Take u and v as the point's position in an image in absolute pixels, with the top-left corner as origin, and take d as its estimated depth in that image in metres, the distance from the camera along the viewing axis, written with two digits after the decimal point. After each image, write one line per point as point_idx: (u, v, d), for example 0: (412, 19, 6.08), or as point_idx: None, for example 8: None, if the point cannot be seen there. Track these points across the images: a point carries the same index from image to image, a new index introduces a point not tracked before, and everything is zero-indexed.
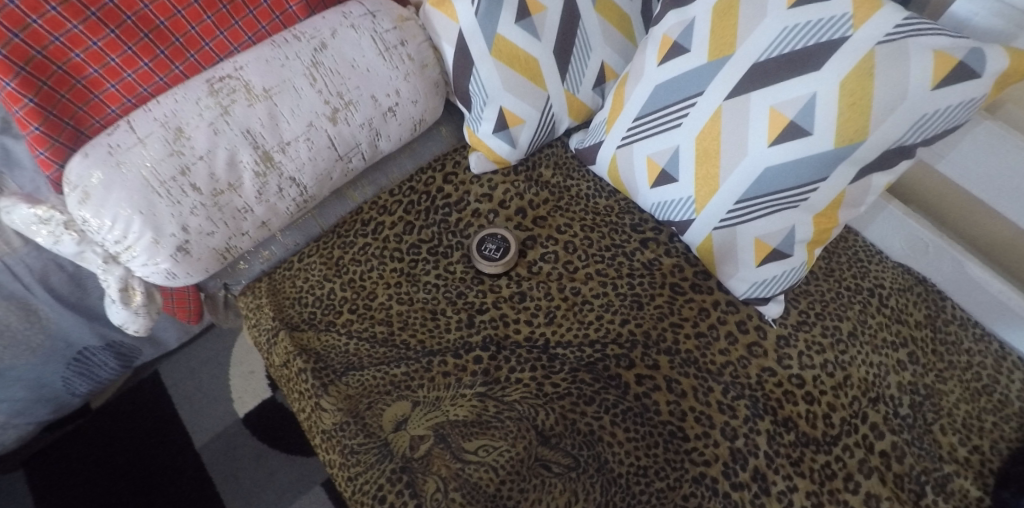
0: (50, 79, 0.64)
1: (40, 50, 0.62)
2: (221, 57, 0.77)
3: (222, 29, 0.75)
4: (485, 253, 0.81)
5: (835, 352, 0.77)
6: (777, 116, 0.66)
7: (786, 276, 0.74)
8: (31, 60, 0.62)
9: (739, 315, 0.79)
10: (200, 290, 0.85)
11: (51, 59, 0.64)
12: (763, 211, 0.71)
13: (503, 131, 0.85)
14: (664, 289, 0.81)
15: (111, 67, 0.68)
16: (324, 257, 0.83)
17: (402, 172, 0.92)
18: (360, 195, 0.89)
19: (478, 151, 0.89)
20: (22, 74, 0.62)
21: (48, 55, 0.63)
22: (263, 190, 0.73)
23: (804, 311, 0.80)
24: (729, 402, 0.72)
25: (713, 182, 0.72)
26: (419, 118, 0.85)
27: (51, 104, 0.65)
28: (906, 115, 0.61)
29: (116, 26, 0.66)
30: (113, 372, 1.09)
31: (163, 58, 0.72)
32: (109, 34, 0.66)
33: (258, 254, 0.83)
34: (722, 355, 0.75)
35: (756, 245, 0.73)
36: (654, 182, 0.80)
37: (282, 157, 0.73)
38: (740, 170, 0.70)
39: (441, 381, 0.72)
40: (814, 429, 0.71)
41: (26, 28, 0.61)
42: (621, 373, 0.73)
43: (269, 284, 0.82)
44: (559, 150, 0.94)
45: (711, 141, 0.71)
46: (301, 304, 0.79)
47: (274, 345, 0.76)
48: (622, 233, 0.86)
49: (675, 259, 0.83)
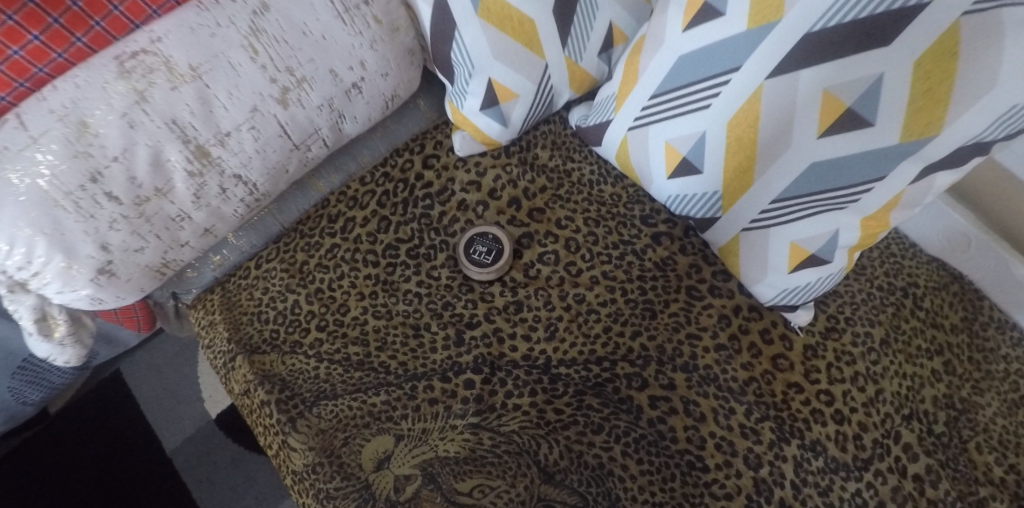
0: None
1: None
2: (139, 25, 0.60)
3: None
4: (474, 258, 0.70)
5: (866, 362, 0.69)
6: (831, 102, 0.54)
7: (820, 283, 0.65)
8: None
9: (763, 322, 0.70)
10: (147, 299, 0.73)
11: None
12: (804, 212, 0.60)
13: (493, 108, 0.72)
14: (679, 294, 0.71)
15: None
16: (285, 262, 0.71)
17: (374, 154, 0.79)
18: (327, 184, 0.76)
19: (463, 131, 0.76)
20: None
21: None
22: (201, 193, 0.60)
23: (833, 316, 0.72)
24: (753, 425, 0.64)
25: (746, 176, 0.62)
26: (391, 94, 0.71)
27: None
28: (992, 107, 0.49)
29: None
30: (68, 375, 0.95)
31: (59, 28, 0.55)
32: None
33: (208, 260, 0.71)
34: (745, 370, 0.67)
35: (791, 249, 0.63)
36: (671, 172, 0.68)
37: (221, 151, 0.59)
38: (781, 163, 0.59)
39: (428, 410, 0.63)
40: (844, 454, 0.64)
41: None
42: (632, 396, 0.65)
43: (222, 297, 0.70)
44: (557, 127, 0.81)
45: (746, 128, 0.59)
46: (260, 320, 0.68)
47: (232, 370, 0.66)
48: (631, 227, 0.75)
49: (691, 258, 0.73)
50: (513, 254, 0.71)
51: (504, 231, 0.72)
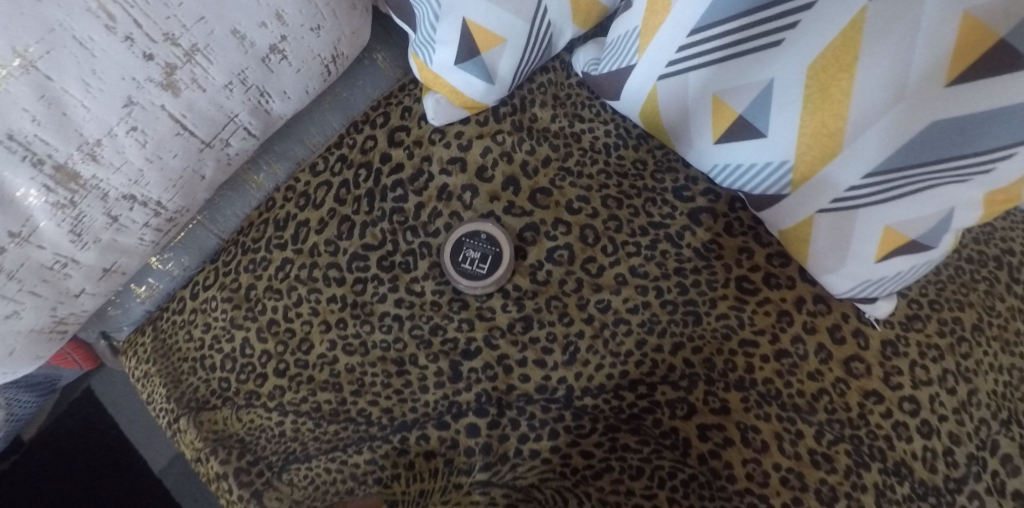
0: None
1: None
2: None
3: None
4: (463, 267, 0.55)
5: (956, 357, 0.56)
6: (975, 33, 0.35)
7: (914, 271, 0.50)
8: None
9: (833, 317, 0.56)
10: (76, 338, 0.60)
11: None
12: (909, 188, 0.44)
13: (472, 61, 0.53)
14: (728, 289, 0.56)
15: None
16: (227, 288, 0.56)
17: (325, 134, 0.61)
18: (268, 180, 0.59)
19: (434, 92, 0.57)
20: None
21: None
22: (81, 227, 0.43)
23: (915, 301, 0.58)
24: (825, 450, 0.52)
25: (831, 143, 0.44)
26: (330, 53, 0.52)
27: None
28: None
29: None
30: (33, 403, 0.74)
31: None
32: None
33: (132, 292, 0.56)
34: (813, 381, 0.54)
35: (883, 235, 0.48)
36: (721, 134, 0.51)
37: (96, 169, 0.42)
38: (885, 126, 0.41)
39: (426, 466, 0.51)
40: (933, 475, 0.53)
41: None
42: (676, 427, 0.52)
43: (154, 340, 0.56)
44: (557, 76, 0.63)
45: (836, 73, 0.41)
46: (205, 369, 0.54)
47: (178, 434, 0.53)
48: (662, 205, 0.58)
49: (740, 239, 0.57)
50: (513, 259, 0.55)
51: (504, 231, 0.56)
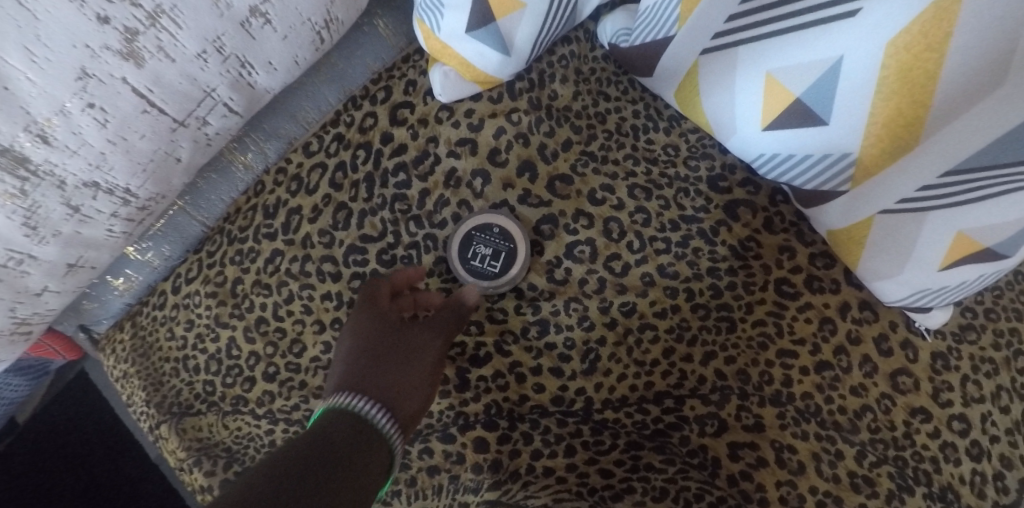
0: None
1: None
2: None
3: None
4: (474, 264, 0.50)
5: (1011, 372, 0.51)
6: None
7: (980, 280, 0.44)
8: None
9: (880, 326, 0.50)
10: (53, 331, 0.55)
11: None
12: (995, 191, 0.37)
13: (486, 29, 0.46)
14: (766, 293, 0.50)
15: None
16: (211, 282, 0.51)
17: (321, 110, 0.54)
18: (256, 160, 0.52)
19: (442, 64, 0.50)
20: None
21: None
22: (36, 219, 0.37)
23: (969, 310, 0.52)
24: (866, 473, 0.48)
25: (908, 134, 0.38)
26: (323, 17, 0.45)
27: None
28: None
29: None
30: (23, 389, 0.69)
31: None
32: None
33: (109, 285, 0.51)
34: (856, 397, 0.49)
35: (954, 241, 0.41)
36: (772, 120, 0.44)
37: (48, 152, 0.35)
38: (978, 114, 0.35)
39: (428, 483, 0.47)
40: (981, 501, 0.49)
41: None
42: (705, 445, 0.48)
43: (134, 337, 0.51)
44: (581, 47, 0.55)
45: (924, 52, 0.34)
46: (189, 370, 0.49)
47: (160, 441, 0.49)
48: (696, 196, 0.52)
49: (781, 237, 0.51)
50: (529, 258, 0.50)
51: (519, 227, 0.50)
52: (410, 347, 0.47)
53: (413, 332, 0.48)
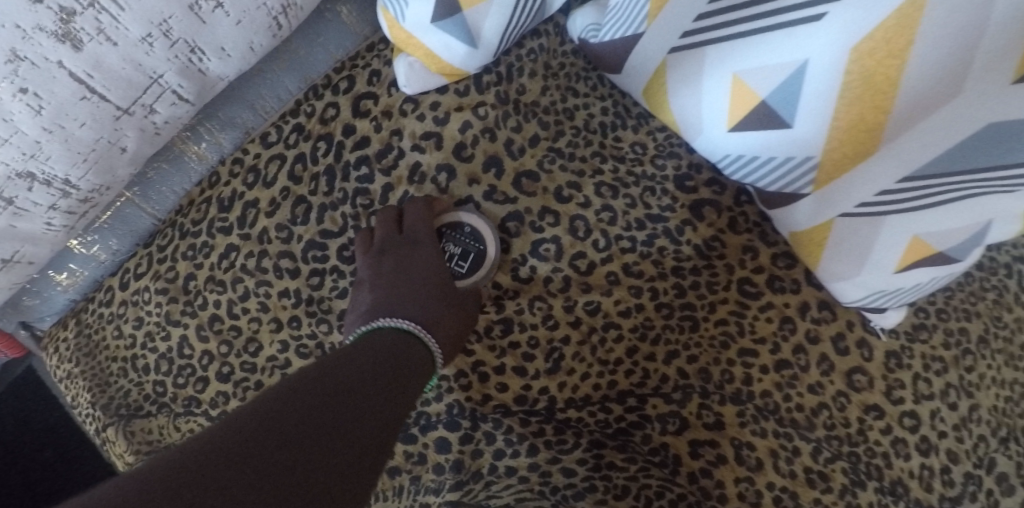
0: None
1: None
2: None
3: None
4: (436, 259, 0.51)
5: (960, 370, 0.53)
6: None
7: (932, 283, 0.46)
8: None
9: (838, 326, 0.51)
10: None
11: None
12: (948, 196, 0.39)
13: (452, 20, 0.44)
14: (729, 293, 0.51)
15: None
16: (162, 278, 0.48)
17: (280, 98, 0.52)
18: (211, 151, 0.50)
19: (407, 55, 0.49)
20: None
21: None
22: None
23: (922, 309, 0.54)
24: (821, 469, 0.49)
25: (869, 141, 0.38)
26: (280, 3, 0.43)
27: None
28: None
29: None
30: None
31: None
32: None
33: (51, 280, 0.48)
34: (813, 395, 0.50)
35: (910, 245, 0.43)
36: (735, 121, 0.44)
37: None
38: (934, 122, 0.36)
39: (390, 485, 0.46)
40: (929, 494, 0.50)
41: None
42: (667, 443, 0.48)
43: (78, 336, 0.49)
44: (550, 41, 0.55)
45: (886, 59, 0.34)
46: (137, 370, 0.47)
47: (106, 444, 0.47)
48: (662, 195, 0.52)
49: (745, 237, 0.52)
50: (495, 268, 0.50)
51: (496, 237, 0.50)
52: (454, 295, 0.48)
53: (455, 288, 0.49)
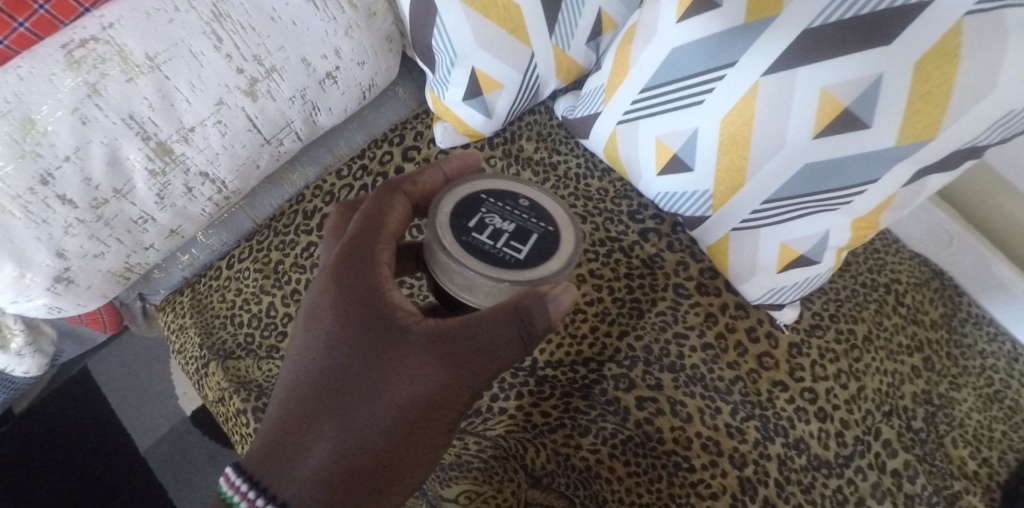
0: None
1: None
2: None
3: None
4: (473, 234, 0.43)
5: (849, 359, 0.69)
6: (828, 102, 0.52)
7: (808, 282, 0.65)
8: None
9: (749, 321, 0.70)
10: (113, 300, 0.69)
11: None
12: (796, 213, 0.60)
13: (477, 99, 0.68)
14: (667, 292, 0.70)
15: None
16: (259, 262, 0.68)
17: (351, 146, 0.75)
18: (301, 179, 0.72)
19: (444, 121, 0.72)
20: None
21: None
22: (165, 192, 0.56)
23: (817, 313, 0.72)
24: (738, 424, 0.64)
25: (738, 176, 0.60)
26: (368, 84, 0.67)
27: None
28: (992, 108, 0.49)
29: None
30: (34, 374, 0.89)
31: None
32: None
33: (176, 259, 0.67)
34: (731, 369, 0.67)
35: (781, 250, 0.63)
36: (661, 169, 0.66)
37: (186, 148, 0.55)
38: (774, 164, 0.57)
39: None
40: (826, 451, 0.64)
41: None
42: (619, 397, 0.64)
43: (192, 299, 0.67)
44: (542, 117, 0.79)
45: (740, 126, 0.57)
46: (234, 324, 0.65)
47: (206, 377, 0.63)
48: (618, 223, 0.73)
49: (679, 255, 0.72)
50: (558, 281, 0.43)
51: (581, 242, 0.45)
52: (387, 376, 0.41)
53: (398, 346, 0.41)
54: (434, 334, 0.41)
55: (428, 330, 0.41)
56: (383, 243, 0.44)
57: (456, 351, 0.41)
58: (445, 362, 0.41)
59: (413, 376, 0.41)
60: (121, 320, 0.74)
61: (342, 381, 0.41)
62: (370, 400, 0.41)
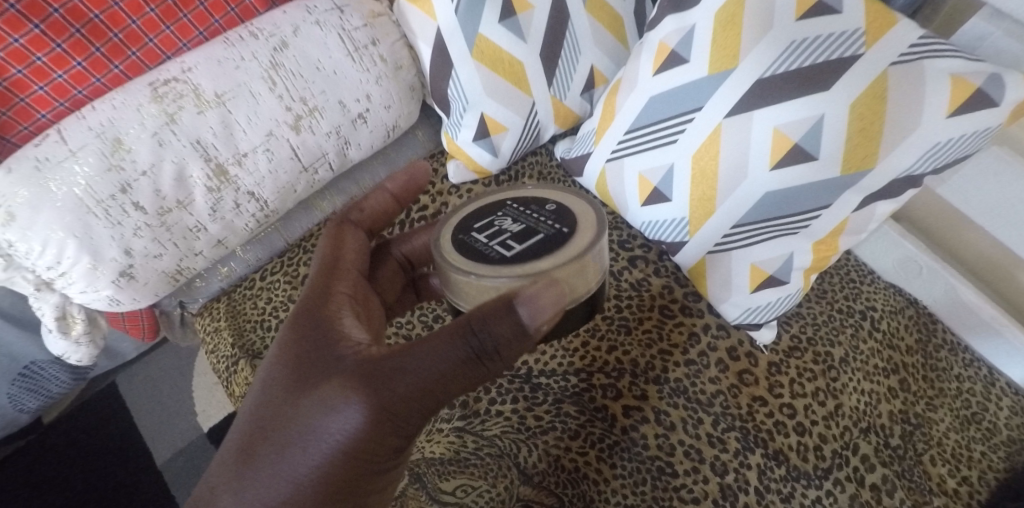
0: (7, 81, 0.61)
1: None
2: (186, 43, 0.70)
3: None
4: (474, 232, 0.48)
5: (826, 379, 0.73)
6: (781, 138, 0.61)
7: (780, 302, 0.71)
8: None
9: (730, 341, 0.75)
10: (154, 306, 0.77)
11: (10, 62, 0.60)
12: (762, 237, 0.68)
13: (485, 139, 0.79)
14: (652, 312, 0.76)
15: (57, 55, 0.62)
16: (289, 275, 0.76)
17: (375, 180, 0.85)
18: (329, 205, 0.82)
19: (457, 160, 0.83)
20: None
21: (6, 56, 0.59)
22: (218, 206, 0.66)
23: (795, 336, 0.77)
24: (719, 435, 0.68)
25: (709, 205, 0.68)
26: (392, 124, 0.79)
27: None
28: (918, 143, 0.59)
29: (62, 41, 0.62)
30: (66, 386, 0.98)
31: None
32: (54, 48, 0.62)
33: (217, 271, 0.76)
34: (712, 383, 0.72)
35: (752, 271, 0.70)
36: (645, 200, 0.75)
37: (239, 171, 0.66)
38: (740, 194, 0.65)
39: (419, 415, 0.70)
40: (805, 463, 0.68)
41: None
42: (607, 405, 0.69)
43: (228, 306, 0.76)
44: (543, 158, 0.90)
45: (708, 161, 0.66)
46: (263, 328, 0.73)
47: (234, 373, 0.70)
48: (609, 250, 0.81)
49: (665, 280, 0.79)
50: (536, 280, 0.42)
51: (591, 243, 0.45)
52: (317, 401, 0.42)
53: (331, 371, 0.43)
54: (364, 361, 0.42)
55: (361, 356, 0.43)
56: (337, 278, 0.50)
57: (383, 373, 0.41)
58: (371, 390, 0.41)
59: (339, 398, 0.42)
60: (158, 330, 0.81)
61: (283, 412, 0.44)
62: (304, 425, 0.43)
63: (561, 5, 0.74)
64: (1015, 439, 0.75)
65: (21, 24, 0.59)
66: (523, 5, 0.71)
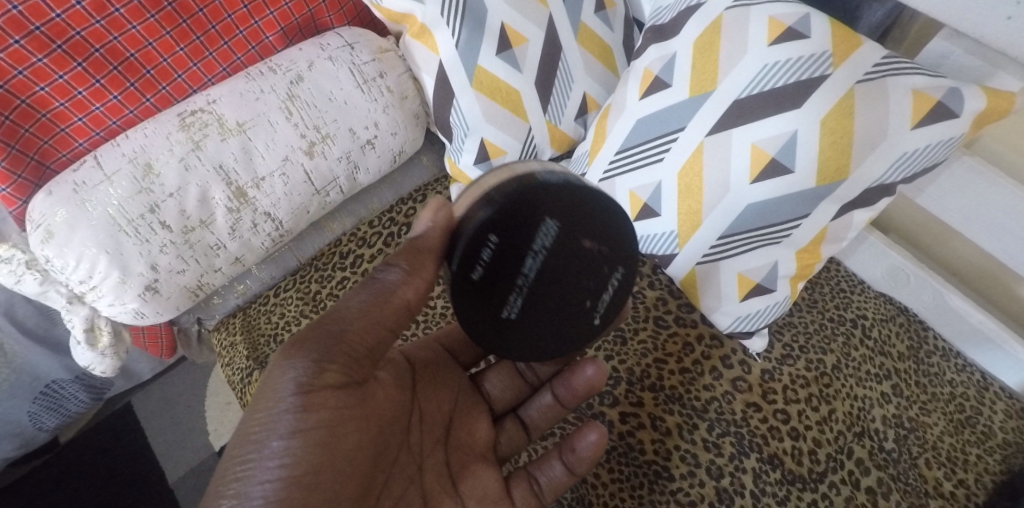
0: (50, 112, 0.67)
1: (44, 86, 0.65)
2: (210, 78, 0.77)
3: (226, 38, 0.76)
4: None
5: (819, 385, 0.75)
6: (758, 153, 0.66)
7: (769, 310, 0.74)
8: (33, 94, 0.65)
9: (724, 350, 0.78)
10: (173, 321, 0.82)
11: (54, 96, 0.66)
12: (747, 247, 0.71)
13: (485, 162, 0.84)
14: (647, 323, 0.79)
15: (96, 89, 0.69)
16: (301, 292, 0.81)
17: (382, 203, 0.90)
18: (339, 226, 0.87)
19: (459, 183, 0.88)
20: (22, 107, 0.65)
21: (51, 91, 0.66)
22: (236, 226, 0.71)
23: (788, 344, 0.79)
24: (714, 439, 0.70)
25: (696, 217, 0.72)
26: (399, 150, 0.84)
27: (33, 149, 0.68)
28: (885, 154, 0.63)
29: (101, 76, 0.68)
30: (83, 405, 1.02)
31: (43, 67, 0.64)
32: (94, 83, 0.68)
33: (233, 288, 0.81)
34: (706, 391, 0.74)
35: (739, 280, 0.74)
36: (636, 216, 0.78)
37: (257, 193, 0.71)
38: (724, 207, 0.69)
39: None
40: (800, 467, 0.70)
41: (31, 66, 0.63)
42: (604, 412, 0.72)
43: (244, 322, 0.81)
44: None
45: (693, 177, 0.71)
46: (276, 341, 0.77)
47: (248, 384, 0.75)
48: None
49: (659, 292, 0.82)
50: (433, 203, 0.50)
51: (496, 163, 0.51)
52: None
53: None
54: None
55: None
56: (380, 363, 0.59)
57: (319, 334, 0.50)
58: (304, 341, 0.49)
59: None
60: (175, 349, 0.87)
61: None
62: None
63: (553, 38, 0.80)
64: (1011, 441, 0.76)
65: (66, 63, 0.65)
66: (517, 38, 0.78)
